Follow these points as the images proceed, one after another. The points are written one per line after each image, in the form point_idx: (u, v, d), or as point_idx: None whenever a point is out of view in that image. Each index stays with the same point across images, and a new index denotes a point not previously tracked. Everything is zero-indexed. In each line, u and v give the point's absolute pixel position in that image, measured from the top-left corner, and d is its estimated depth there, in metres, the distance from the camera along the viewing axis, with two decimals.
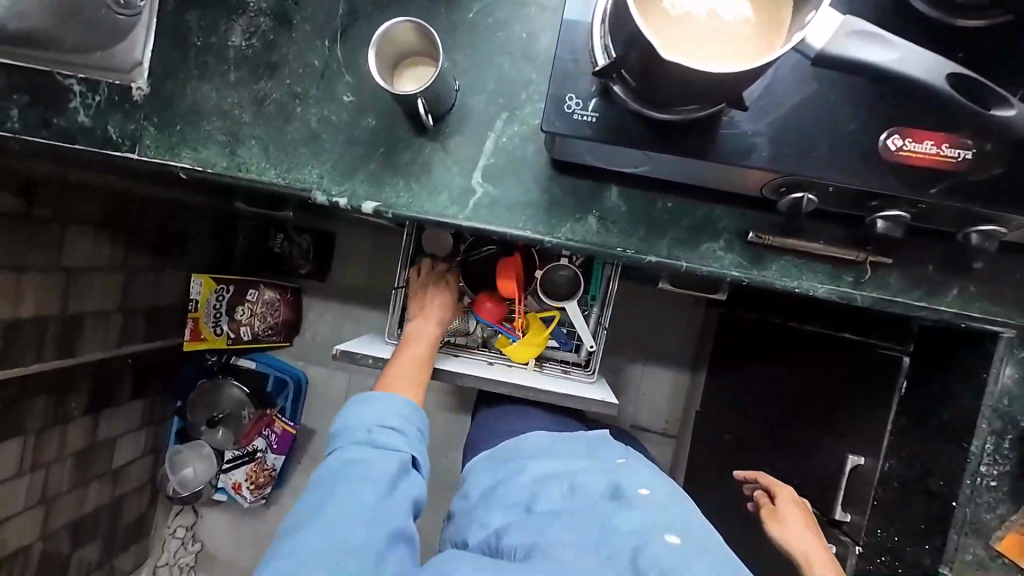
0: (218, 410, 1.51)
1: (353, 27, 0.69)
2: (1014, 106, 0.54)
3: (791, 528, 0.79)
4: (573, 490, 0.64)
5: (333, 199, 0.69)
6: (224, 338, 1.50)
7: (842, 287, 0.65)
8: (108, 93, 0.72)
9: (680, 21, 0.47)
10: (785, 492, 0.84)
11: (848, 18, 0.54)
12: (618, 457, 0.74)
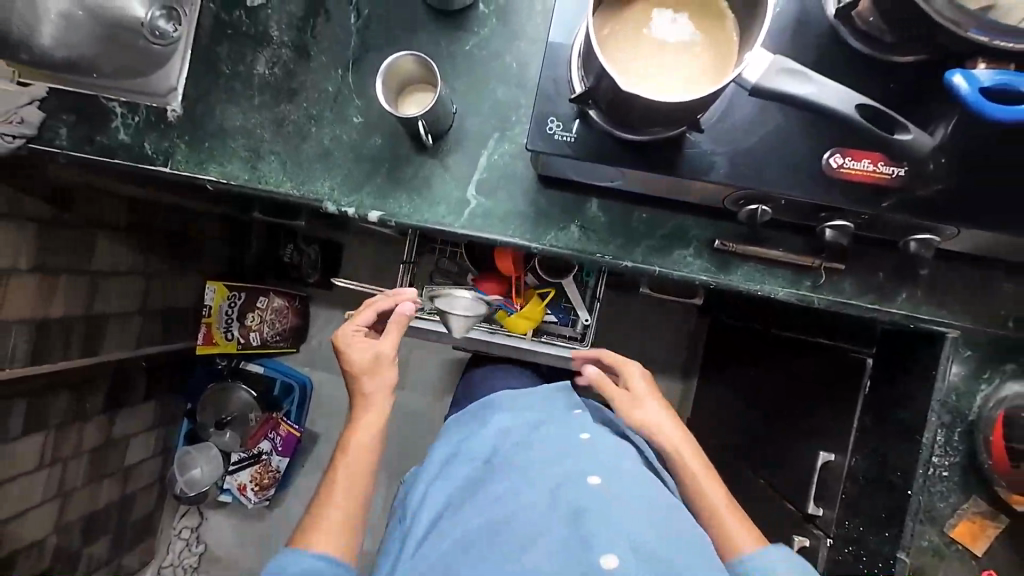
0: (226, 413, 1.58)
1: (364, 58, 0.78)
2: (911, 131, 0.60)
3: (645, 413, 0.77)
4: (527, 445, 0.70)
5: (343, 209, 0.77)
6: (235, 342, 1.56)
7: (801, 291, 0.72)
8: (145, 114, 0.81)
9: (643, 60, 0.55)
10: (641, 381, 0.82)
11: (776, 58, 0.58)
12: (575, 408, 0.80)
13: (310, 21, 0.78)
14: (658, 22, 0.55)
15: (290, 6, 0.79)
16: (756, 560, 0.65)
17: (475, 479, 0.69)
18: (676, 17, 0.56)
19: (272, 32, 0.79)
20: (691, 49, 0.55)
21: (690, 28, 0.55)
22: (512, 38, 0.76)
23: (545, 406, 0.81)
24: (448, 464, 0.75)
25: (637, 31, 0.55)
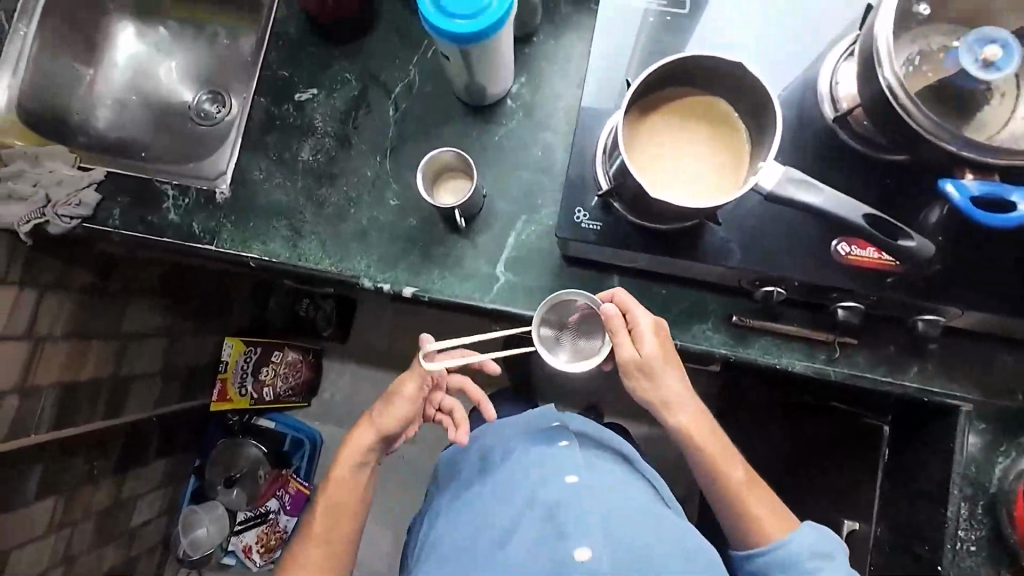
0: (235, 469, 1.58)
1: (401, 146, 0.85)
2: (915, 239, 0.64)
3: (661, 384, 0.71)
4: (513, 483, 0.78)
5: (379, 285, 0.82)
6: (248, 398, 1.55)
7: (817, 364, 0.75)
8: (195, 196, 0.87)
9: (664, 165, 0.61)
10: (650, 335, 0.70)
11: (788, 170, 0.61)
12: (564, 438, 0.82)
13: (352, 114, 0.86)
14: (677, 133, 0.62)
15: (334, 101, 0.87)
16: (792, 543, 0.74)
17: (472, 506, 0.80)
18: (694, 128, 0.62)
19: (317, 124, 0.86)
20: (708, 157, 0.62)
21: (706, 139, 0.62)
22: (537, 130, 0.83)
23: (535, 431, 0.85)
24: (455, 491, 0.86)
25: (660, 139, 0.62)
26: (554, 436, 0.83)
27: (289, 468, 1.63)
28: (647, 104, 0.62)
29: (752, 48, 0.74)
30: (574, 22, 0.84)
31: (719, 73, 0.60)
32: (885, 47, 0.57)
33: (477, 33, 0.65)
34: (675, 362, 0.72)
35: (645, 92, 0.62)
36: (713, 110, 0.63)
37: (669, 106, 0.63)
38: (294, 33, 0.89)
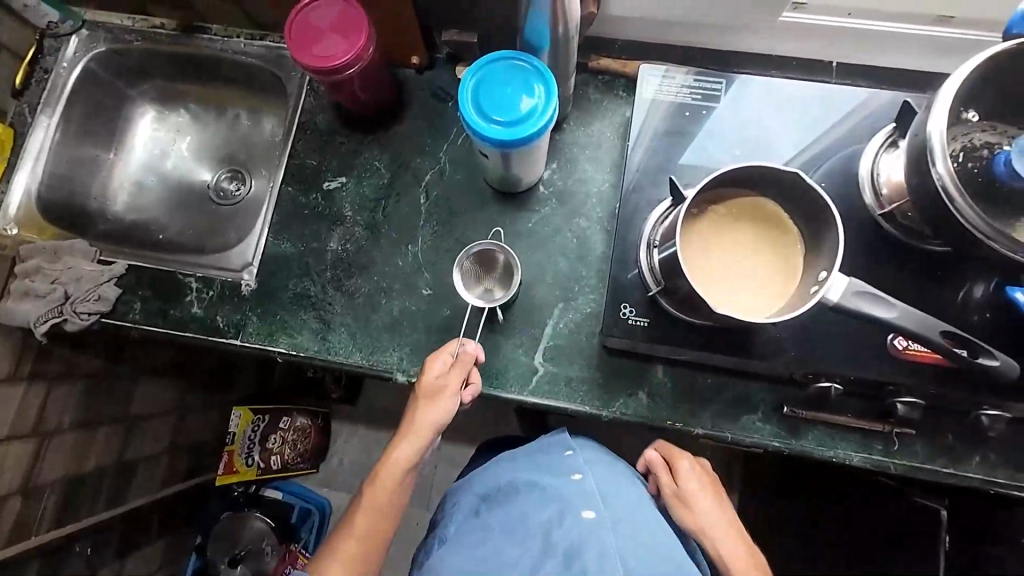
0: (241, 546, 1.40)
1: (433, 234, 0.83)
2: (998, 357, 0.56)
3: (692, 514, 0.74)
4: (522, 518, 0.71)
5: (413, 379, 0.79)
6: (254, 469, 1.46)
7: (874, 455, 0.72)
8: (220, 288, 0.85)
9: (716, 271, 0.61)
10: (694, 479, 0.76)
11: (852, 281, 0.53)
12: (576, 470, 0.75)
13: (382, 202, 0.85)
14: (728, 236, 0.62)
15: (364, 189, 0.86)
16: None
17: (471, 541, 0.72)
18: (745, 231, 0.62)
19: (346, 213, 0.85)
20: (760, 261, 0.61)
21: (757, 242, 0.62)
22: (571, 217, 0.82)
23: (543, 460, 0.77)
24: (450, 524, 0.77)
25: (712, 244, 0.61)
26: (564, 465, 0.75)
27: (296, 542, 1.47)
28: (698, 208, 0.62)
29: (786, 137, 0.74)
30: (604, 107, 0.85)
31: (773, 181, 0.60)
32: (941, 145, 0.56)
33: (515, 140, 0.64)
34: (716, 498, 0.76)
35: (698, 195, 0.61)
36: (763, 212, 0.62)
37: (720, 209, 0.62)
38: (323, 122, 0.89)
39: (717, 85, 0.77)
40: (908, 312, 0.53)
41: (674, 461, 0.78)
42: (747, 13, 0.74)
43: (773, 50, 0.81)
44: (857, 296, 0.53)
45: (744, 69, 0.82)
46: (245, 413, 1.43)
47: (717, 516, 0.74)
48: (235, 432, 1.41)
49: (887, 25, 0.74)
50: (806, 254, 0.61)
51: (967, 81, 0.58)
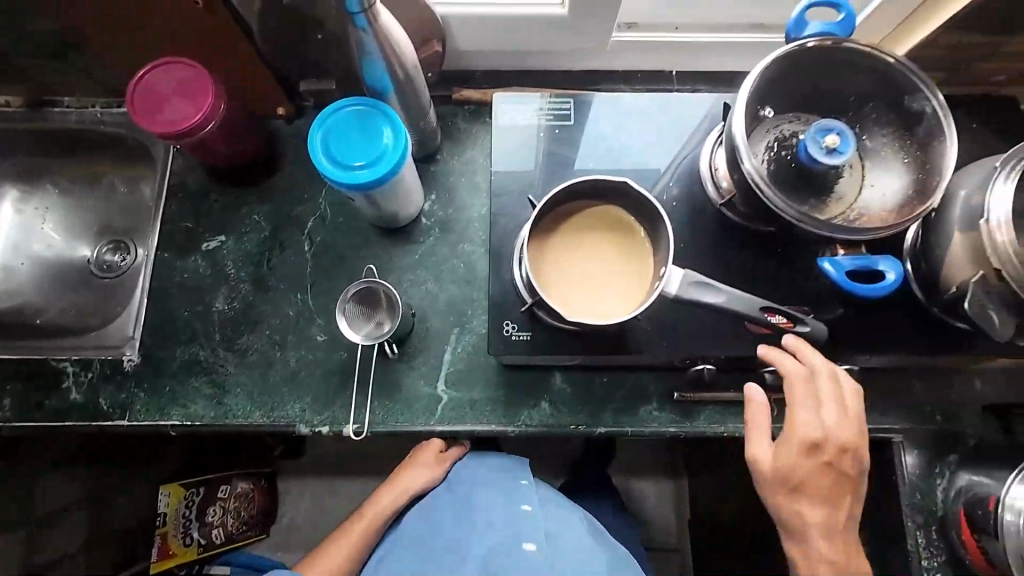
0: None
1: (321, 280, 0.83)
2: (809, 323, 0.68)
3: (801, 462, 0.66)
4: (473, 537, 0.77)
5: (316, 429, 0.77)
6: (196, 547, 1.34)
7: (760, 423, 0.78)
8: (99, 368, 0.80)
9: (575, 280, 0.67)
10: (836, 423, 0.66)
11: (686, 272, 0.63)
12: (528, 503, 0.81)
13: (265, 255, 0.84)
14: (586, 248, 0.68)
15: (245, 245, 0.85)
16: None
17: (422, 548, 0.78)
18: (599, 240, 0.69)
19: (229, 271, 0.84)
20: (615, 266, 0.68)
21: (612, 249, 0.68)
22: (456, 244, 0.85)
23: (500, 488, 0.82)
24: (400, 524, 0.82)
25: (566, 256, 0.68)
26: (517, 497, 0.81)
27: None
28: (553, 223, 0.69)
29: (636, 145, 0.80)
30: (473, 134, 0.88)
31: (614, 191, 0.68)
32: (744, 143, 0.63)
33: (380, 177, 0.66)
34: (846, 462, 0.67)
35: (547, 212, 0.69)
36: (615, 220, 0.70)
37: (574, 222, 0.69)
38: (194, 182, 0.87)
39: (566, 105, 0.82)
40: (733, 296, 0.64)
41: (812, 379, 0.67)
42: (582, 38, 0.80)
43: (617, 66, 0.88)
44: (692, 286, 0.63)
45: (594, 87, 0.88)
46: (175, 490, 1.32)
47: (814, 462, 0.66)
48: (167, 512, 1.30)
49: (705, 37, 0.82)
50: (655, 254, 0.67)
51: (760, 83, 0.66)
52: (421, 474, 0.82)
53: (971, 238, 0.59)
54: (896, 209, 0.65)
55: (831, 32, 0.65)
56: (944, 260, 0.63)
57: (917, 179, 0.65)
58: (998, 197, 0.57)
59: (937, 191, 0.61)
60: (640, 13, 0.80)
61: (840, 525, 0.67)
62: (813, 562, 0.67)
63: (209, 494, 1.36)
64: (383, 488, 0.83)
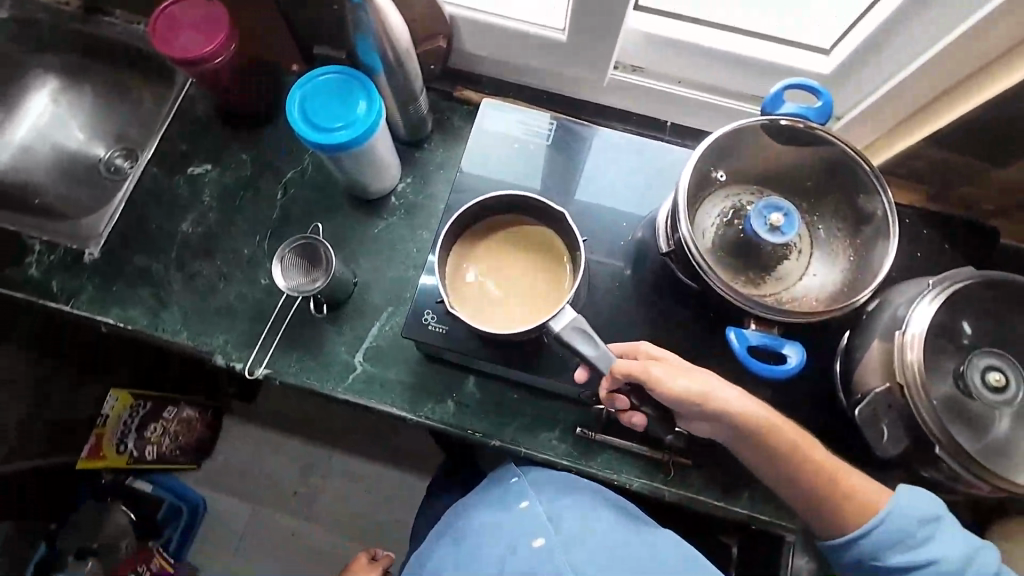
0: (95, 539, 1.33)
1: (283, 229, 0.87)
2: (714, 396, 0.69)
3: (686, 375, 0.62)
4: (479, 556, 0.72)
5: (232, 363, 0.80)
6: (126, 457, 1.31)
7: (654, 482, 0.76)
8: (62, 253, 0.86)
9: (486, 284, 0.71)
10: (665, 357, 0.65)
11: (575, 317, 0.63)
12: (525, 498, 0.74)
13: (241, 193, 0.89)
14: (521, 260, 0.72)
15: (225, 179, 0.90)
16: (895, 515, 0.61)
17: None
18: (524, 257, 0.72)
19: (204, 198, 0.89)
20: (528, 286, 0.71)
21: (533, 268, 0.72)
22: (415, 229, 0.87)
23: (495, 495, 0.77)
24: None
25: (487, 262, 0.72)
26: (512, 498, 0.75)
27: (158, 540, 1.39)
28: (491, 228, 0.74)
29: (603, 181, 0.83)
30: (463, 132, 0.91)
31: (560, 215, 0.71)
32: (683, 206, 0.65)
33: (355, 140, 0.70)
34: (692, 361, 0.64)
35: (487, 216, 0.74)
36: (548, 245, 0.73)
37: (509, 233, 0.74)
38: (200, 112, 0.93)
39: (552, 126, 0.86)
40: (609, 352, 0.64)
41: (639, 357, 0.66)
42: (581, 69, 0.83)
43: (614, 103, 0.89)
44: (571, 330, 0.63)
45: (588, 117, 0.90)
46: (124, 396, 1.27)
47: (732, 390, 0.62)
48: (109, 416, 1.25)
49: (701, 95, 0.83)
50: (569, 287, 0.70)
51: (718, 151, 0.67)
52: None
53: (886, 348, 0.58)
54: (826, 302, 0.65)
55: (806, 115, 0.66)
56: (859, 365, 0.61)
57: (854, 279, 0.65)
58: (918, 313, 0.56)
59: (864, 293, 0.60)
60: (640, 58, 0.81)
61: (773, 425, 0.62)
62: (774, 448, 0.61)
63: (155, 411, 1.34)
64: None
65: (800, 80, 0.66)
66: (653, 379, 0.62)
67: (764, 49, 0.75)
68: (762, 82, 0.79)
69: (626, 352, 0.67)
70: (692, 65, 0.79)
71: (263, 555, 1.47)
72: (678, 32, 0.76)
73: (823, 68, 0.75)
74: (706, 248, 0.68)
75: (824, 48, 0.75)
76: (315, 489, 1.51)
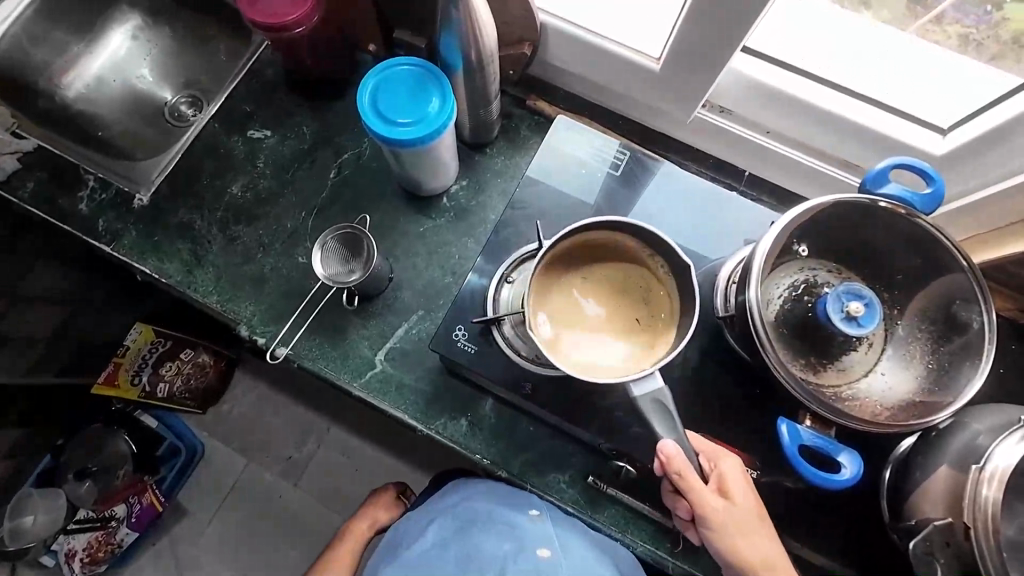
0: (95, 460, 1.32)
1: (329, 209, 0.86)
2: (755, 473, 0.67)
3: (746, 538, 0.59)
4: (477, 551, 0.71)
5: (255, 337, 0.80)
6: (137, 390, 1.30)
7: (660, 551, 0.72)
8: (113, 194, 0.86)
9: (572, 310, 0.65)
10: (742, 487, 0.61)
11: (662, 390, 0.61)
12: (535, 507, 0.74)
13: (295, 164, 0.88)
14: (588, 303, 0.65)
15: (283, 147, 0.89)
16: None
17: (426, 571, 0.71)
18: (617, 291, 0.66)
19: (259, 163, 0.88)
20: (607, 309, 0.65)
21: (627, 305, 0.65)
22: (461, 235, 0.84)
23: (507, 497, 0.75)
24: (408, 557, 0.75)
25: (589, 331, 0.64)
26: (524, 503, 0.74)
27: (153, 475, 1.38)
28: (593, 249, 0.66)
29: (663, 224, 0.78)
30: (529, 144, 0.88)
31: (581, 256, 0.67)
32: (757, 271, 0.59)
33: (422, 138, 0.67)
34: (761, 519, 0.60)
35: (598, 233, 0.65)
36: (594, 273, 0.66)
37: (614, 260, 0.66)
38: (271, 75, 0.92)
39: (621, 155, 0.81)
40: (686, 438, 0.62)
41: (716, 469, 0.62)
42: (666, 101, 0.78)
43: (692, 142, 0.85)
44: (650, 401, 0.61)
45: (660, 152, 0.86)
46: (148, 331, 1.30)
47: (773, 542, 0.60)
48: (131, 347, 1.29)
49: (789, 151, 0.78)
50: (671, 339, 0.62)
51: (806, 218, 0.61)
52: (381, 511, 1.05)
53: (956, 475, 0.53)
54: (894, 411, 0.58)
55: (908, 201, 0.59)
56: (919, 488, 0.57)
57: (927, 390, 0.59)
58: (1004, 446, 0.51)
59: (944, 411, 0.55)
60: (731, 101, 0.76)
61: None
62: None
63: (172, 350, 1.32)
64: (355, 520, 1.04)
65: (912, 160, 0.60)
66: (707, 502, 0.60)
67: (873, 117, 0.69)
68: (860, 151, 0.73)
69: (705, 454, 0.63)
70: (788, 118, 0.74)
71: (246, 510, 1.49)
72: (780, 83, 0.70)
73: (935, 149, 0.68)
74: (769, 321, 0.62)
75: (941, 127, 0.68)
76: (308, 458, 1.51)
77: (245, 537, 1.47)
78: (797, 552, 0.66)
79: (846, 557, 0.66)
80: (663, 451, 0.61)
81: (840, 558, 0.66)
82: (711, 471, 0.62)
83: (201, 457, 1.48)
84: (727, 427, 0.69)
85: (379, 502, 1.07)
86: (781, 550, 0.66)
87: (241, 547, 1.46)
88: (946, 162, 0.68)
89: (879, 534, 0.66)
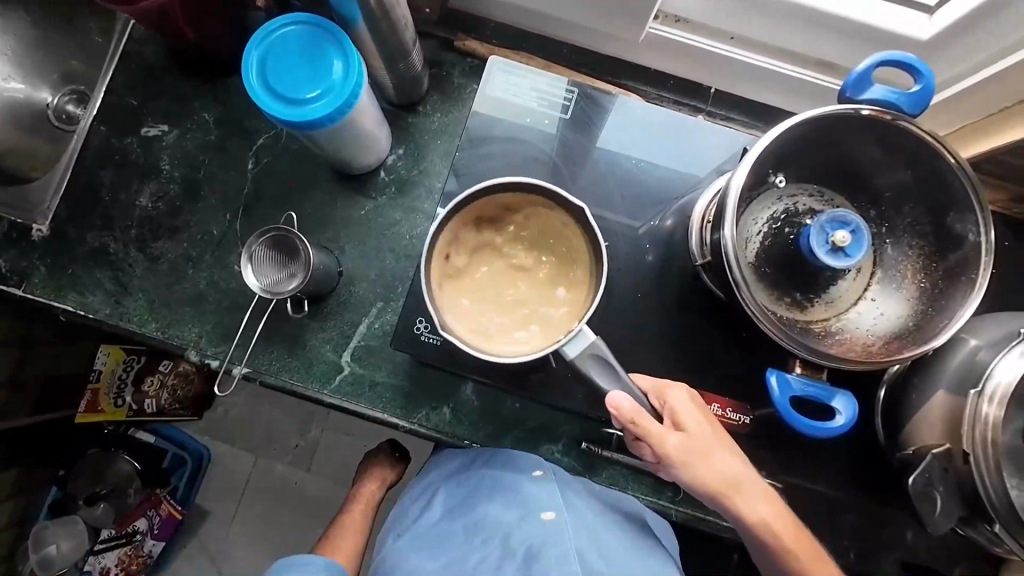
0: (104, 484, 1.27)
1: (255, 206, 0.76)
2: (747, 416, 0.65)
3: (710, 464, 0.57)
4: (481, 522, 0.65)
5: (207, 360, 0.73)
6: (125, 410, 1.23)
7: (661, 500, 0.71)
8: (7, 228, 0.76)
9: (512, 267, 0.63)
10: (692, 412, 0.58)
11: (597, 341, 0.54)
12: (538, 467, 0.67)
13: (206, 160, 0.77)
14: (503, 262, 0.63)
15: (186, 141, 0.78)
16: None
17: (433, 547, 0.65)
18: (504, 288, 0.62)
19: (163, 166, 0.77)
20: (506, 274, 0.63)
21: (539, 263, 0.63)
22: (408, 211, 0.76)
23: (504, 464, 0.68)
24: (408, 533, 0.69)
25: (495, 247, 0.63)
26: (525, 465, 0.67)
27: (164, 487, 1.33)
28: (477, 220, 0.62)
29: (624, 165, 0.71)
30: (466, 92, 0.77)
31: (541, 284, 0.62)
32: (734, 206, 0.52)
33: (322, 118, 0.56)
34: (717, 435, 0.59)
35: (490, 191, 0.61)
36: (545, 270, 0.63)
37: (521, 212, 0.63)
38: (153, 58, 0.79)
39: (570, 95, 0.72)
40: (632, 383, 0.57)
41: (665, 405, 0.59)
42: (610, 20, 0.68)
43: (649, 63, 0.75)
44: (590, 359, 0.55)
45: (612, 80, 0.76)
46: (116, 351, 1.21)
47: (735, 458, 0.59)
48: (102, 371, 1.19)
49: (758, 59, 0.69)
50: (588, 290, 0.61)
51: (782, 139, 0.54)
52: (386, 469, 0.93)
53: (952, 401, 0.52)
54: (887, 338, 0.55)
55: (894, 103, 0.52)
56: (914, 417, 0.55)
57: (921, 312, 0.55)
58: (1009, 360, 0.49)
59: (936, 336, 0.51)
60: (685, 8, 0.66)
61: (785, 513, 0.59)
62: (774, 530, 0.57)
63: (149, 365, 1.23)
64: (360, 486, 0.91)
65: (896, 53, 0.51)
66: (668, 444, 0.56)
67: (851, 4, 0.59)
68: (838, 48, 0.64)
69: (652, 394, 0.60)
70: (750, 20, 0.64)
71: (266, 502, 1.45)
72: None
73: (921, 34, 0.59)
74: (748, 261, 0.57)
75: (927, 6, 0.59)
76: (315, 443, 1.46)
77: (270, 529, 1.44)
78: (794, 483, 0.66)
79: (842, 477, 0.66)
80: (614, 411, 0.55)
81: (837, 478, 0.66)
82: (663, 408, 0.59)
83: (210, 461, 1.43)
84: (713, 375, 0.66)
85: (376, 465, 0.93)
86: (779, 486, 0.66)
87: (268, 538, 1.44)
88: (931, 47, 0.60)
89: (872, 449, 0.66)
